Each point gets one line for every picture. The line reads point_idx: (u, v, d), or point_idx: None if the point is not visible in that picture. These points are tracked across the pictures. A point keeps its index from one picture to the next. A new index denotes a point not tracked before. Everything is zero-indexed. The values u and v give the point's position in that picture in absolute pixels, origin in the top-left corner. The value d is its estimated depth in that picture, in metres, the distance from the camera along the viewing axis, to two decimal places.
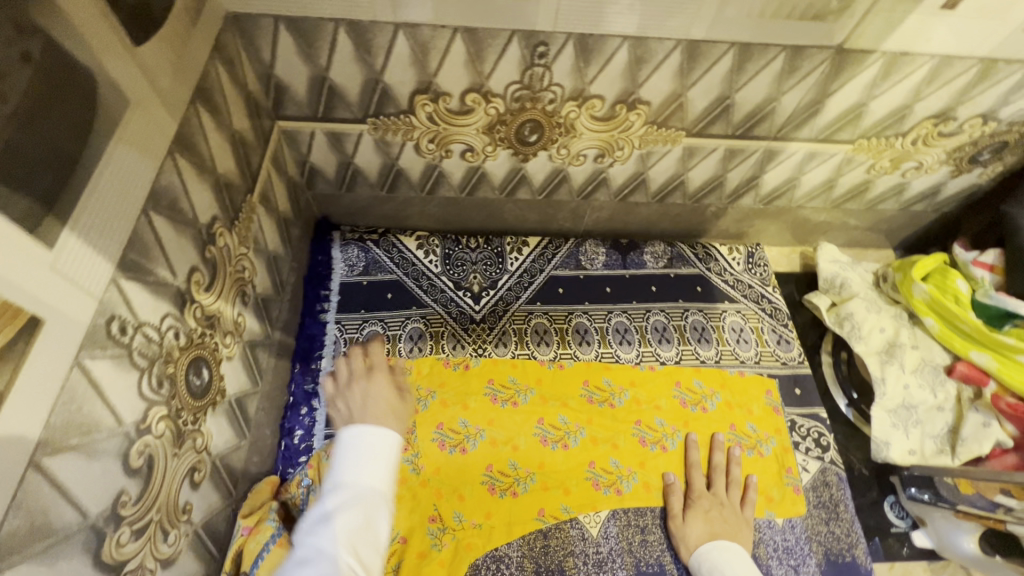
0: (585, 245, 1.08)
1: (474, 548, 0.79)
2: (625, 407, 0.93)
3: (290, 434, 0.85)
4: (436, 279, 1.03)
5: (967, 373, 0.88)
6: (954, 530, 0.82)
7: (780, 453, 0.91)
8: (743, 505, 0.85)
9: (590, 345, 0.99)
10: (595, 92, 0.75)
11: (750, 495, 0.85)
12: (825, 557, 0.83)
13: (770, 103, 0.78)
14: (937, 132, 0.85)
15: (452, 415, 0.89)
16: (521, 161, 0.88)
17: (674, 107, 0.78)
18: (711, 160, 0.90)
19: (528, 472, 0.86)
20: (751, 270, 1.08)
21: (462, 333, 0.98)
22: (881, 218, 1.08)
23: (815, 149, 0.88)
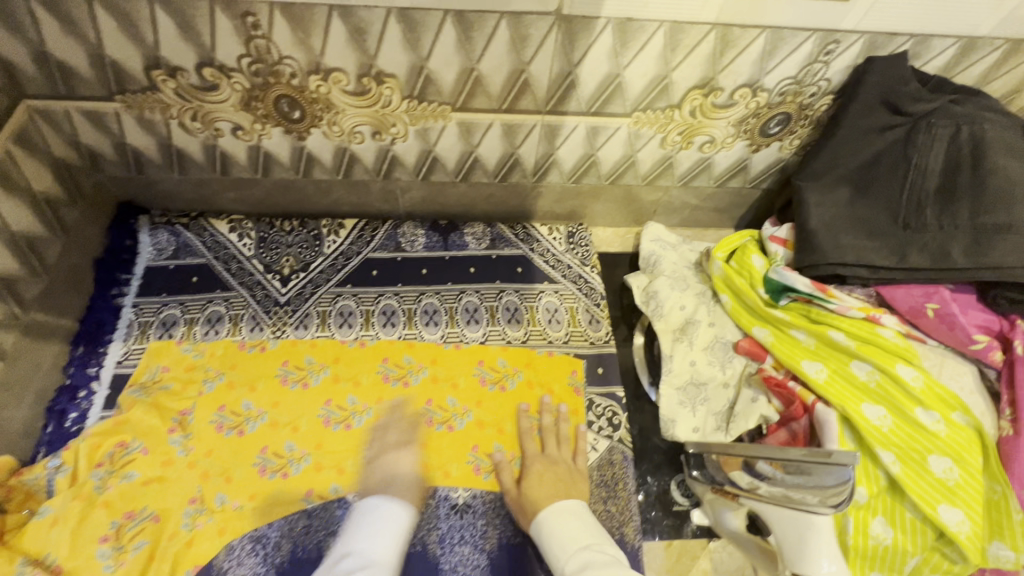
0: (404, 227, 1.07)
1: (230, 530, 0.78)
2: (420, 386, 0.93)
3: (61, 417, 0.84)
4: (246, 262, 1.02)
5: (750, 348, 0.86)
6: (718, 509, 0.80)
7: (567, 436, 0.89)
8: (575, 457, 0.86)
9: (394, 326, 0.98)
10: (332, 65, 0.74)
11: (580, 446, 0.87)
12: None
13: (519, 74, 0.77)
14: (711, 103, 0.83)
15: (237, 398, 0.89)
16: (298, 139, 0.87)
17: (422, 80, 0.77)
18: (494, 136, 0.88)
19: (304, 452, 0.86)
20: (573, 250, 1.07)
21: (263, 315, 0.97)
22: (704, 195, 1.06)
23: (594, 124, 0.86)
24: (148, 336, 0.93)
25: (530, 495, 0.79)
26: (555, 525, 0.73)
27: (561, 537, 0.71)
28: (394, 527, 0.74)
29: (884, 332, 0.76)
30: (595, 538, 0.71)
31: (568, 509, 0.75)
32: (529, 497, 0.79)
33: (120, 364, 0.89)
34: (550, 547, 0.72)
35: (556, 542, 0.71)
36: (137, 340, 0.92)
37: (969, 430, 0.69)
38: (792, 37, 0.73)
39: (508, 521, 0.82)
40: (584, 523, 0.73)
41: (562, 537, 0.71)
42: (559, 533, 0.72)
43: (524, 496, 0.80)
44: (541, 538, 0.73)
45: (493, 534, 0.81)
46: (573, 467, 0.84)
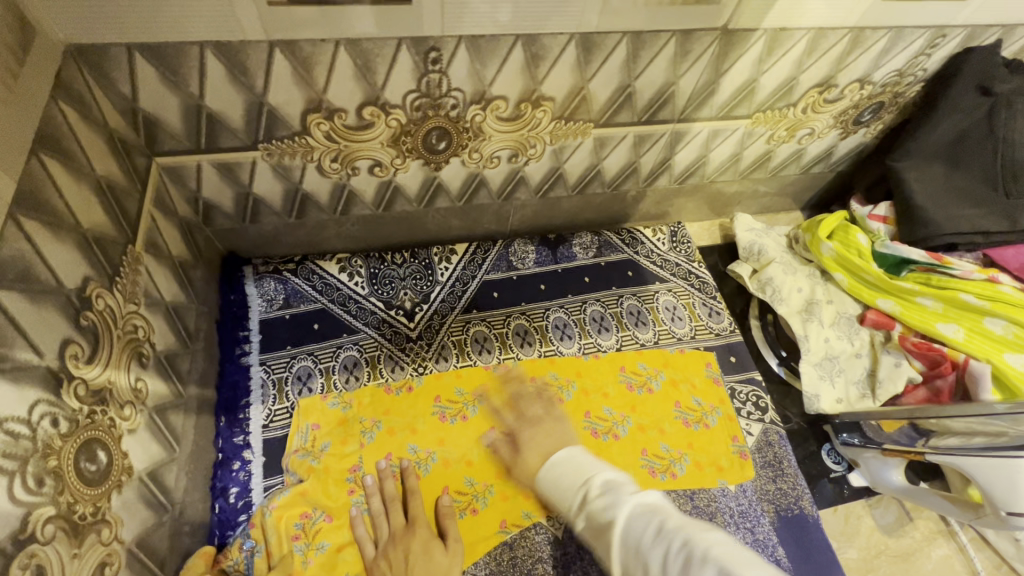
0: (513, 245, 1.07)
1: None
2: (574, 400, 0.94)
3: (224, 494, 0.78)
4: (364, 301, 0.98)
5: (877, 320, 0.94)
6: (882, 466, 0.88)
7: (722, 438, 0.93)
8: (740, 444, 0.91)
9: (531, 345, 0.98)
10: (497, 93, 0.73)
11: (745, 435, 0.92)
12: (776, 515, 0.87)
13: (668, 87, 0.79)
14: (823, 99, 0.90)
15: (401, 443, 0.86)
16: (433, 170, 0.85)
17: (578, 101, 0.78)
18: (623, 148, 0.91)
19: (485, 485, 0.84)
20: (675, 248, 1.11)
21: (399, 354, 0.94)
22: (786, 183, 1.13)
23: (717, 127, 0.91)
24: (288, 394, 0.87)
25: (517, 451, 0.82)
26: (556, 470, 0.69)
27: (561, 477, 0.67)
28: None
29: (1005, 289, 0.86)
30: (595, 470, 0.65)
31: (564, 457, 0.69)
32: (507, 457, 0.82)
33: (267, 427, 0.84)
34: (550, 486, 0.68)
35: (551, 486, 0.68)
36: (277, 400, 0.86)
37: None
38: (909, 35, 0.81)
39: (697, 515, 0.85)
40: (569, 471, 0.68)
41: (563, 478, 0.67)
42: (562, 470, 0.68)
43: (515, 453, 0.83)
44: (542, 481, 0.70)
45: None
46: None
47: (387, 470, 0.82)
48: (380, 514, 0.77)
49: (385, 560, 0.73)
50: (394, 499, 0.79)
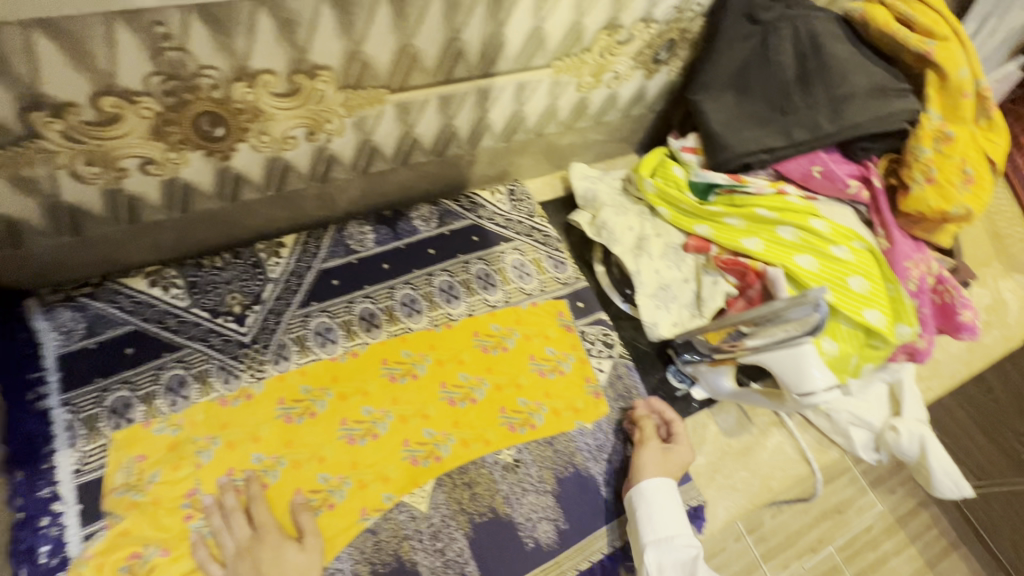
0: (348, 228, 1.02)
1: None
2: (429, 373, 0.93)
3: (32, 555, 0.69)
4: (186, 313, 0.90)
5: (697, 244, 1.01)
6: (715, 375, 0.96)
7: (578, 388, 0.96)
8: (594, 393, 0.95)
9: (379, 327, 0.96)
10: (260, 67, 0.68)
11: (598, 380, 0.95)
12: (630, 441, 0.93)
13: (453, 43, 0.78)
14: (615, 41, 0.93)
15: (243, 454, 0.81)
16: (222, 160, 0.78)
17: (358, 67, 0.74)
18: (430, 112, 0.88)
19: (341, 478, 0.82)
20: (517, 206, 1.13)
21: (233, 363, 0.88)
22: (613, 128, 1.18)
23: (521, 80, 0.91)
24: (102, 431, 0.78)
25: (671, 460, 0.89)
26: (658, 505, 0.84)
27: (667, 523, 0.83)
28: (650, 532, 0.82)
29: (791, 199, 0.95)
30: (687, 538, 0.82)
31: (675, 504, 0.85)
32: (658, 464, 0.88)
33: (79, 472, 0.75)
34: (647, 523, 0.83)
35: (660, 524, 0.82)
36: (89, 440, 0.77)
37: (867, 252, 0.91)
38: None
39: (557, 458, 0.89)
40: (682, 520, 0.84)
41: (661, 518, 0.83)
42: (668, 513, 0.84)
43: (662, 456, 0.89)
44: (638, 508, 0.84)
45: (549, 474, 0.88)
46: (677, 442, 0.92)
47: (226, 485, 0.77)
48: (226, 525, 0.75)
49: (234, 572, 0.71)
50: (236, 512, 0.76)
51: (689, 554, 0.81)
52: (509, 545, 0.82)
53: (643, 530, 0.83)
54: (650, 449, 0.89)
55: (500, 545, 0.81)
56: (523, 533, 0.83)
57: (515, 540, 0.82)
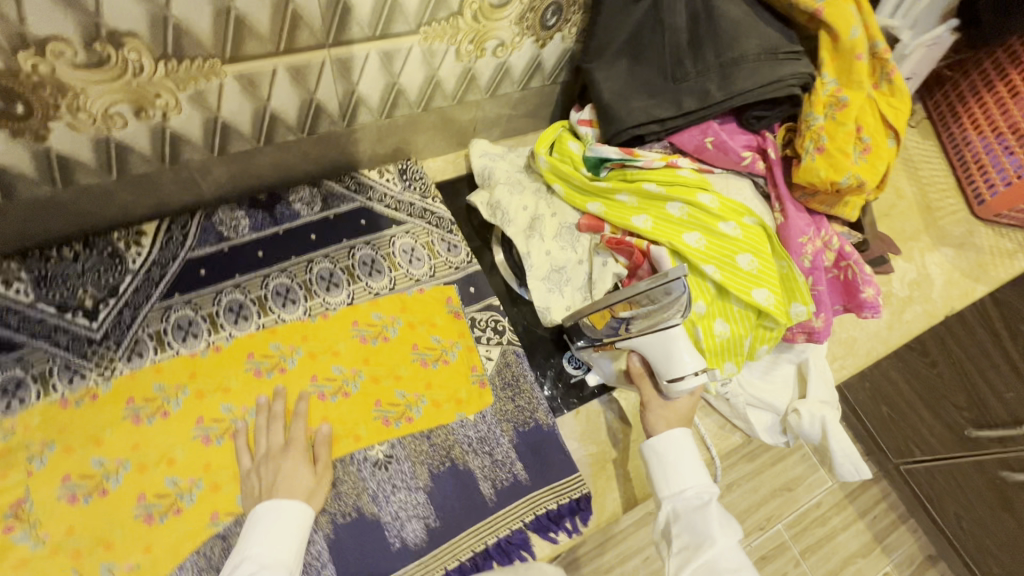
0: (218, 213, 0.96)
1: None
2: (300, 366, 0.87)
3: None
4: (29, 310, 0.83)
5: (590, 224, 0.96)
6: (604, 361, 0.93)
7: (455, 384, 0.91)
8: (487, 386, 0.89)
9: (248, 319, 0.90)
10: (43, 34, 0.61)
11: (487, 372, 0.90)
12: (515, 432, 0.89)
13: (284, 5, 0.70)
14: (488, 4, 0.86)
15: (81, 459, 0.75)
16: (36, 140, 0.71)
17: (172, 33, 0.67)
18: (282, 84, 0.81)
19: (192, 480, 0.77)
20: (409, 187, 1.07)
21: (80, 361, 0.82)
22: (514, 101, 1.11)
23: (385, 49, 0.84)
24: None
25: (673, 410, 0.85)
26: (672, 456, 0.81)
27: (681, 470, 0.80)
28: (675, 461, 0.81)
29: (682, 172, 0.90)
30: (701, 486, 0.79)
31: (689, 449, 0.81)
32: (671, 413, 0.85)
33: None
34: (662, 476, 0.81)
35: (673, 476, 0.80)
36: None
37: (757, 228, 0.87)
38: None
39: (434, 453, 0.85)
40: (696, 467, 0.80)
41: (676, 470, 0.80)
42: (682, 464, 0.80)
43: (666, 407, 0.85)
44: (655, 459, 0.82)
45: (422, 470, 0.83)
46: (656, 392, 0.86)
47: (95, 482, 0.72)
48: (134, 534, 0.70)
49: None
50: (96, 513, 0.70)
51: (704, 502, 0.78)
52: (378, 542, 0.78)
53: (660, 483, 0.81)
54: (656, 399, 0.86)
55: (368, 542, 0.77)
56: (389, 532, 0.78)
57: (382, 539, 0.78)
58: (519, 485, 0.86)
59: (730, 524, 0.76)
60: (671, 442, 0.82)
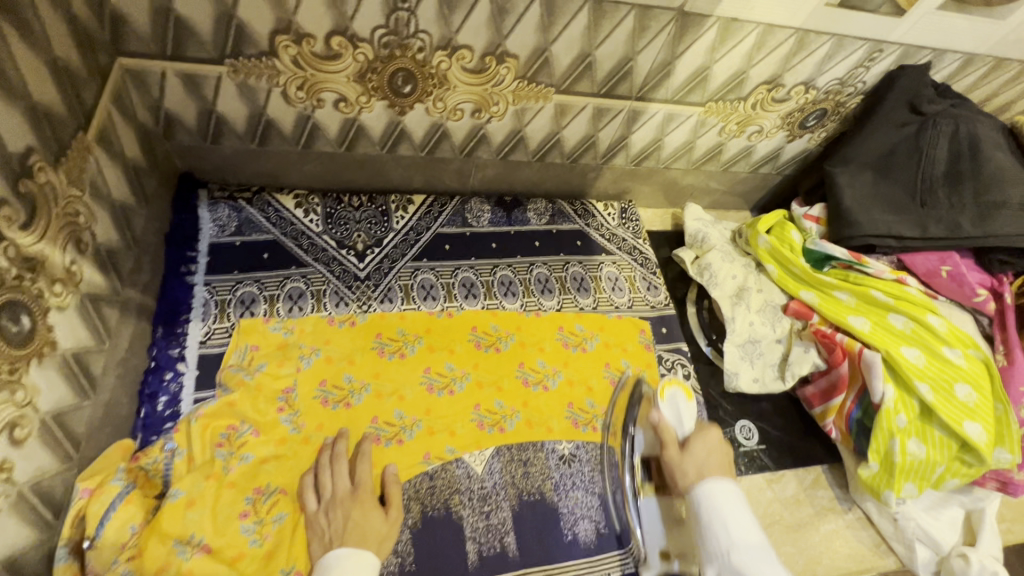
0: (470, 203, 1.09)
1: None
2: (511, 351, 0.98)
3: (152, 400, 0.79)
4: (317, 238, 0.98)
5: (798, 309, 1.01)
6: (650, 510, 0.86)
7: (611, 419, 0.95)
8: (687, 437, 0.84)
9: (476, 298, 1.01)
10: (462, 42, 0.77)
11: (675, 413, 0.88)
12: None
13: (626, 62, 0.84)
14: (771, 98, 0.97)
15: (337, 371, 0.88)
16: (398, 114, 0.88)
17: (540, 63, 0.82)
18: (581, 119, 0.95)
19: (414, 419, 0.88)
20: (624, 225, 1.17)
21: (346, 292, 0.96)
22: (737, 181, 1.20)
23: (672, 111, 0.96)
24: (229, 315, 0.88)
25: (694, 461, 0.78)
26: (719, 519, 0.70)
27: (731, 528, 0.69)
28: (722, 527, 0.69)
29: (910, 290, 0.94)
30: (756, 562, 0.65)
31: (738, 512, 0.70)
32: (695, 462, 0.78)
33: (204, 344, 0.85)
34: (708, 539, 0.70)
35: (718, 537, 0.68)
36: (217, 319, 0.87)
37: (980, 362, 0.89)
38: (850, 45, 0.88)
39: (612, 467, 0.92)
40: (748, 527, 0.68)
41: (721, 529, 0.69)
42: (728, 527, 0.69)
43: (686, 459, 0.79)
44: (699, 516, 0.72)
45: (599, 478, 0.91)
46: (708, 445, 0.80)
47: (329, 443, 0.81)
48: (319, 472, 0.79)
49: (324, 517, 0.75)
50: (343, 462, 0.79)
51: None
52: (447, 545, 0.80)
53: (705, 537, 0.70)
54: (672, 450, 0.81)
55: (440, 544, 0.80)
56: (565, 524, 0.86)
57: (458, 542, 0.81)
58: None
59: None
60: (708, 500, 0.72)
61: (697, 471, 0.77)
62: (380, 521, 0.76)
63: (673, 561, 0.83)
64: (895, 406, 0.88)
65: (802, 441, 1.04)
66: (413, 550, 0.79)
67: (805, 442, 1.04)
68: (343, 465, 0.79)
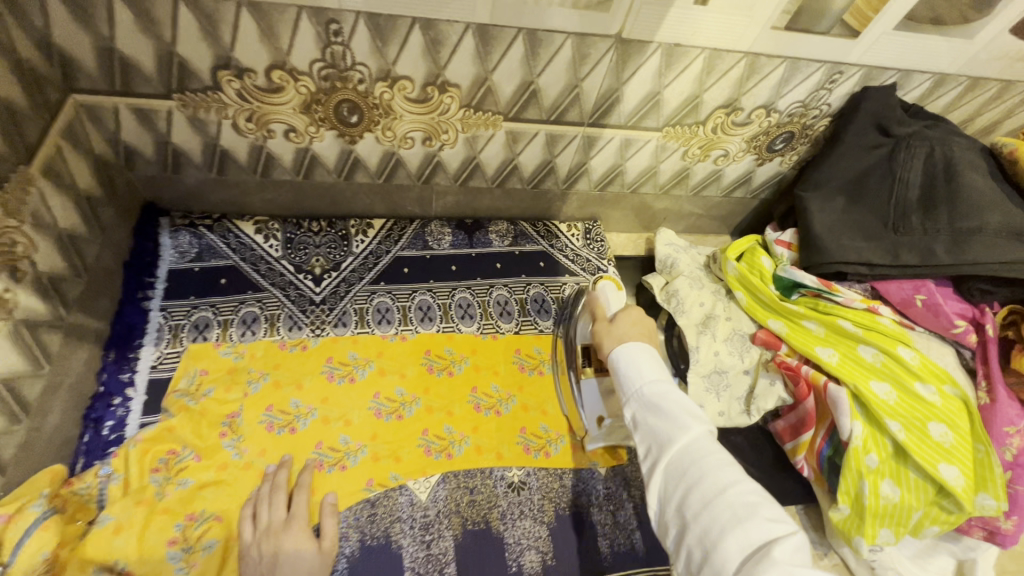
0: (430, 226, 1.09)
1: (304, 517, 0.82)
2: (464, 375, 0.97)
3: (97, 425, 0.81)
4: (275, 263, 1.00)
5: (766, 339, 0.97)
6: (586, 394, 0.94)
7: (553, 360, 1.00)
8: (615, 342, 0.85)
9: (432, 321, 1.01)
10: (402, 73, 0.78)
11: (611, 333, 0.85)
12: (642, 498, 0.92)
13: (572, 89, 0.84)
14: (731, 121, 0.94)
15: (284, 396, 0.88)
16: (349, 143, 0.89)
17: (483, 91, 0.82)
18: (536, 145, 0.95)
19: (359, 445, 0.87)
20: (589, 246, 1.15)
21: (300, 315, 0.96)
22: (710, 205, 1.17)
23: (629, 136, 0.95)
24: (181, 340, 0.89)
25: (617, 332, 0.79)
26: (632, 363, 0.72)
27: (640, 368, 0.71)
28: (634, 368, 0.71)
29: (882, 320, 0.89)
30: (661, 386, 0.68)
31: (642, 353, 0.73)
32: (619, 331, 0.79)
33: (155, 368, 0.87)
34: (621, 387, 0.72)
35: (628, 377, 0.71)
36: (170, 344, 0.89)
37: (957, 400, 0.83)
38: (806, 67, 0.85)
39: (562, 492, 0.89)
40: (667, 384, 0.69)
41: (636, 372, 0.71)
42: (640, 369, 0.71)
43: (611, 330, 0.81)
44: (615, 371, 0.74)
45: (549, 507, 0.88)
46: (635, 321, 0.81)
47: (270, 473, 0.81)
48: (257, 501, 0.78)
49: (257, 549, 0.73)
50: (280, 493, 0.79)
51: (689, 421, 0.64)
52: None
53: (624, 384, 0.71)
54: (602, 326, 0.82)
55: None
56: (509, 555, 0.82)
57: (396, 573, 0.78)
58: (634, 553, 0.87)
59: (695, 413, 0.66)
60: (621, 354, 0.74)
61: (617, 341, 0.77)
62: (311, 555, 0.73)
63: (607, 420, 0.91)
64: (865, 445, 0.83)
65: (775, 478, 0.99)
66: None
67: (779, 479, 0.98)
68: (281, 496, 0.78)
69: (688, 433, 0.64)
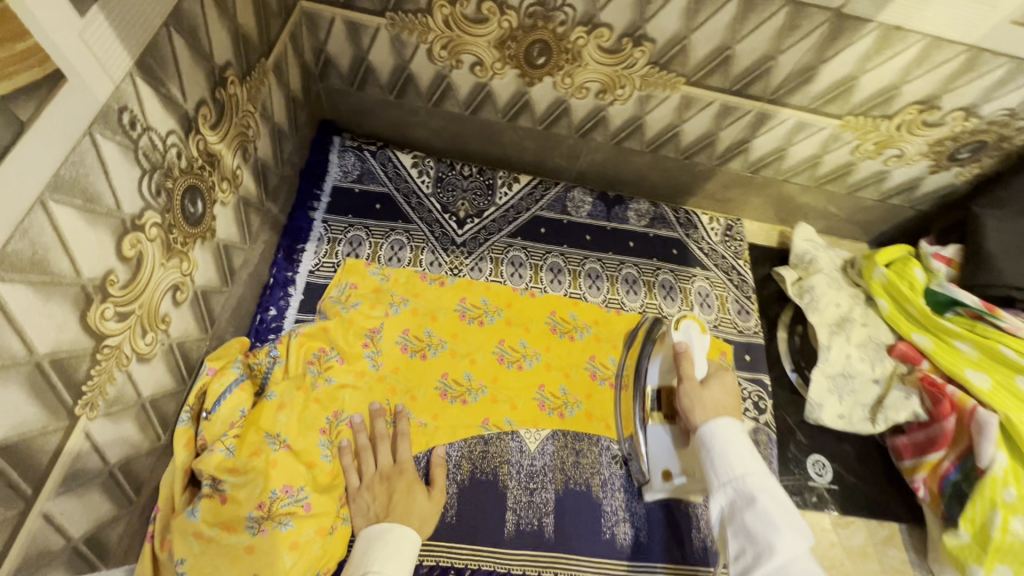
0: (573, 192, 1.12)
1: (418, 443, 0.85)
2: (584, 342, 0.99)
3: (265, 310, 0.90)
4: (425, 199, 1.04)
5: (906, 352, 0.94)
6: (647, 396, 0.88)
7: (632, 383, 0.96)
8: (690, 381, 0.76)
9: (561, 283, 1.03)
10: (604, 20, 0.79)
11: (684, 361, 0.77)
12: None
13: (767, 60, 0.82)
14: (921, 120, 0.89)
15: (419, 324, 0.93)
16: (526, 85, 0.92)
17: (677, 51, 0.82)
18: (706, 114, 0.93)
19: (480, 384, 0.92)
20: (726, 243, 1.13)
21: (442, 252, 1.01)
22: (859, 208, 1.12)
23: (805, 120, 0.92)
24: (338, 252, 0.96)
25: (712, 398, 0.72)
26: (725, 449, 0.65)
27: (737, 457, 0.64)
28: (730, 445, 0.65)
29: None
30: (763, 484, 0.62)
31: (738, 437, 0.66)
32: (713, 400, 0.72)
33: (312, 273, 0.94)
34: (713, 465, 0.65)
35: (725, 460, 0.64)
36: (327, 254, 0.96)
37: None
38: None
39: None
40: (759, 464, 0.64)
41: (729, 457, 0.64)
42: (736, 453, 0.65)
43: (702, 393, 0.73)
44: (703, 452, 0.68)
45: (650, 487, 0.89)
46: (727, 387, 0.74)
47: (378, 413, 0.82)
48: (361, 450, 0.79)
49: (368, 492, 0.75)
50: (383, 441, 0.80)
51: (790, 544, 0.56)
52: (488, 510, 0.83)
53: (711, 472, 0.65)
54: (689, 382, 0.75)
55: (482, 507, 0.83)
56: (605, 522, 0.85)
57: (500, 510, 0.83)
58: None
59: (797, 526, 0.58)
60: (704, 434, 0.68)
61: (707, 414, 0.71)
62: (424, 502, 0.75)
63: (676, 478, 0.83)
64: (1005, 477, 0.79)
65: (880, 491, 0.97)
66: (457, 505, 0.82)
67: (884, 493, 0.97)
68: (385, 445, 0.80)
69: (789, 546, 0.56)
